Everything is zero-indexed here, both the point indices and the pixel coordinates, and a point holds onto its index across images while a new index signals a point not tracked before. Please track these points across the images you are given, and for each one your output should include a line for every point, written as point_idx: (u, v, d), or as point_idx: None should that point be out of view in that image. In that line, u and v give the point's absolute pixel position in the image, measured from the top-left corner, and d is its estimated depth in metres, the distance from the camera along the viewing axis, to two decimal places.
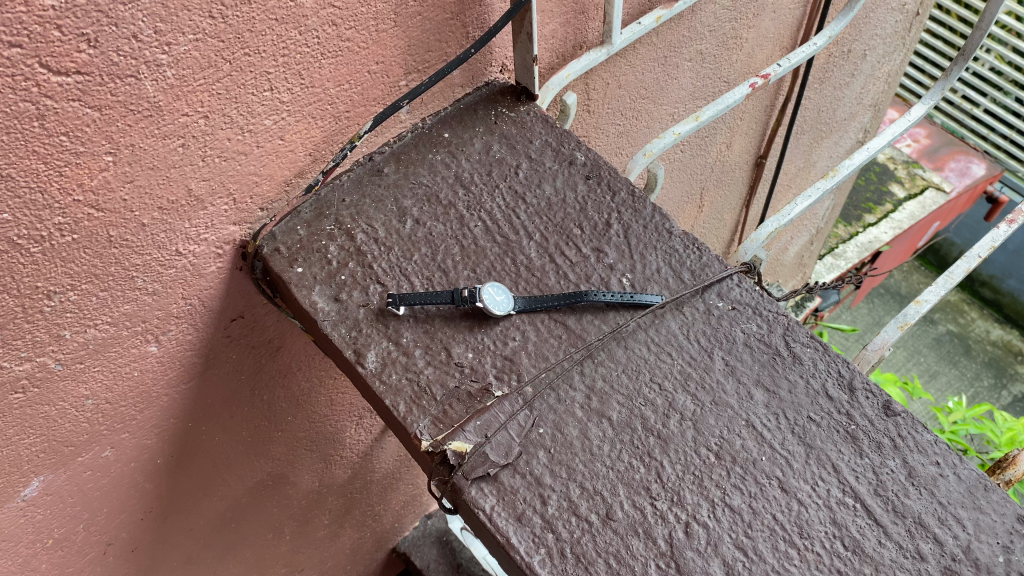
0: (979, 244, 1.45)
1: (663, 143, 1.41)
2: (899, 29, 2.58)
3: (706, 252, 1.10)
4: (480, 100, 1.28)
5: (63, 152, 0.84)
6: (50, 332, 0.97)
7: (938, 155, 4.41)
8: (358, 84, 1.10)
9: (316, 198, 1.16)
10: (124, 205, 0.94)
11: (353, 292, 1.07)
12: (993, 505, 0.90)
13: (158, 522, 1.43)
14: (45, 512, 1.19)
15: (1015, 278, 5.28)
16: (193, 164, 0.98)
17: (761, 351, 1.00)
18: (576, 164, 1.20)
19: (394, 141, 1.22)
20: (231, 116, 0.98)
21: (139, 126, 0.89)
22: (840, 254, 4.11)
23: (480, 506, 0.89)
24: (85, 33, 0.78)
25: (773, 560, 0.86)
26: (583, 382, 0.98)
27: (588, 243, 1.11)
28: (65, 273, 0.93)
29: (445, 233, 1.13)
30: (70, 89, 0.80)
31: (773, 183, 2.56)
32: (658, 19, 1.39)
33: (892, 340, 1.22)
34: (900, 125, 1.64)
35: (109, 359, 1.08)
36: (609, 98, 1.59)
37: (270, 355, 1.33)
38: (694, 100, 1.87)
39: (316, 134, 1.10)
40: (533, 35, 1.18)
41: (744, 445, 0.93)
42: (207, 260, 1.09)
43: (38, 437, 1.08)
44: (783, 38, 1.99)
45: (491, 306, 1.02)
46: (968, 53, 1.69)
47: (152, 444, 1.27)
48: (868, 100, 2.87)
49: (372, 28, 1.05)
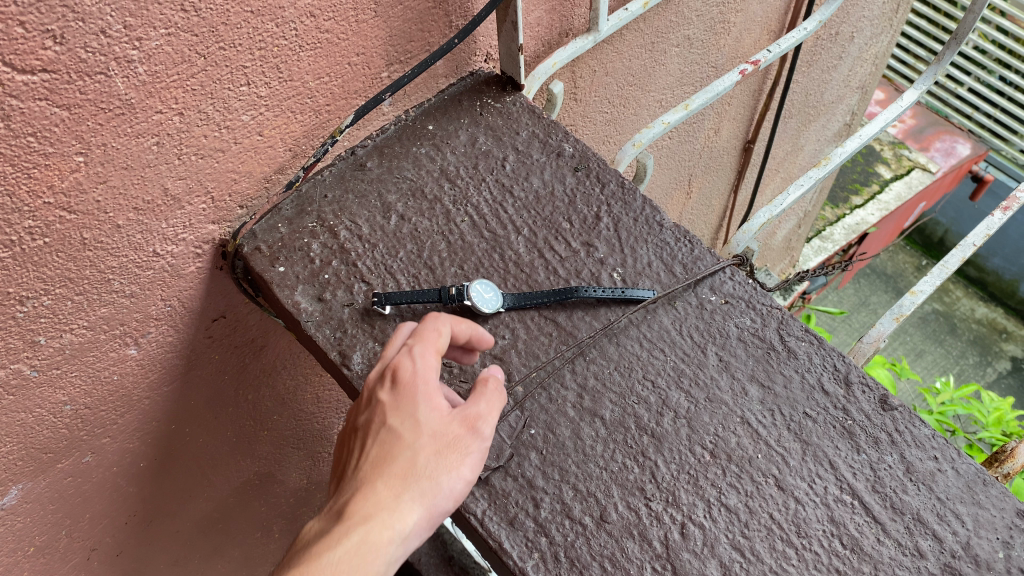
0: (973, 233, 1.42)
1: (653, 133, 1.37)
2: (886, 10, 2.54)
3: (698, 244, 1.08)
4: (465, 91, 1.24)
5: (31, 153, 0.80)
6: (24, 339, 0.94)
7: (923, 135, 4.41)
8: (338, 77, 1.07)
9: (297, 195, 1.13)
10: (98, 206, 0.90)
11: (337, 291, 1.05)
12: (993, 500, 0.88)
13: (143, 525, 1.40)
14: (25, 520, 1.16)
15: (999, 257, 5.33)
16: (168, 163, 0.94)
17: (756, 346, 0.98)
18: (564, 155, 1.17)
19: (377, 134, 1.19)
20: (207, 113, 0.95)
21: (111, 124, 0.86)
22: (827, 237, 4.13)
23: (471, 511, 0.87)
24: (51, 29, 0.74)
25: (770, 560, 0.85)
26: (575, 381, 0.96)
27: (578, 237, 1.09)
28: (37, 278, 0.89)
29: (430, 228, 1.10)
30: (36, 88, 0.76)
31: (762, 167, 2.53)
32: (645, 5, 1.34)
33: (887, 332, 1.18)
34: (891, 113, 1.61)
35: (86, 364, 1.04)
36: (597, 86, 1.56)
37: (253, 354, 1.30)
38: (682, 86, 1.85)
39: (296, 129, 1.07)
40: (518, 24, 1.14)
41: (739, 442, 0.91)
42: (186, 260, 1.06)
43: (15, 445, 1.04)
44: (771, 22, 1.95)
45: (482, 306, 0.99)
46: (961, 38, 1.66)
47: (135, 448, 1.24)
48: (855, 82, 2.85)
49: (352, 18, 1.02)
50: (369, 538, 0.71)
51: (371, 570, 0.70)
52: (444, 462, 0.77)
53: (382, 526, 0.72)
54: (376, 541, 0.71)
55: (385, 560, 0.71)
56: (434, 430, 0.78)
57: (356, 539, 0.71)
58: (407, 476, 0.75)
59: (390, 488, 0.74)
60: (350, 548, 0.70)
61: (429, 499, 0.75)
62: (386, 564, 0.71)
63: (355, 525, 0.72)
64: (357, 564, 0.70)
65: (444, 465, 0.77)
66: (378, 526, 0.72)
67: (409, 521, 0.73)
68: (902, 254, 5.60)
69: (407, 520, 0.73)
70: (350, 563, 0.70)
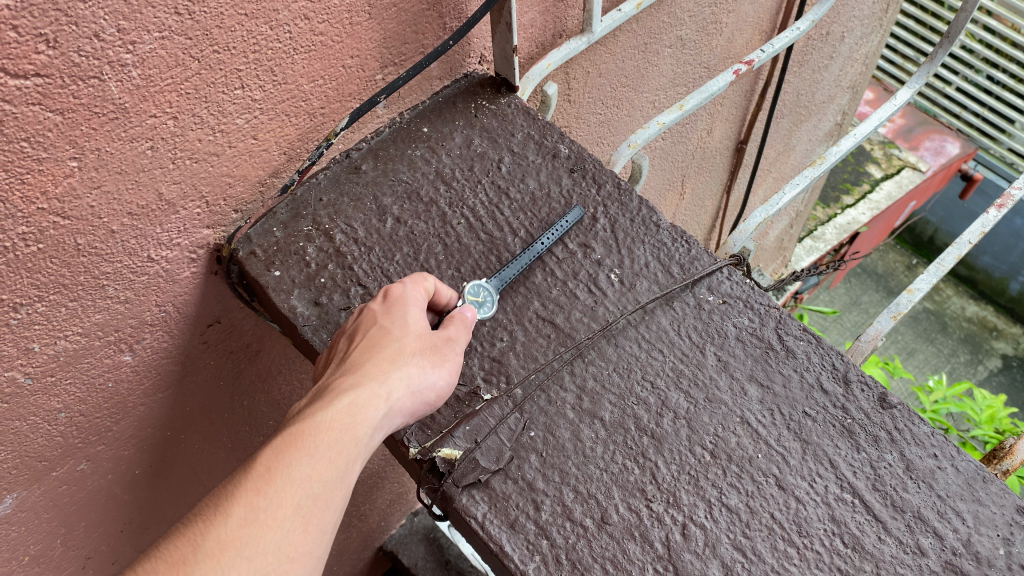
0: (968, 231, 1.42)
1: (647, 133, 1.37)
2: (875, 10, 2.56)
3: (695, 244, 1.07)
4: (459, 93, 1.24)
5: (24, 158, 0.79)
6: (18, 346, 0.93)
7: (914, 135, 4.43)
8: (333, 79, 1.06)
9: (292, 198, 1.13)
10: (92, 212, 0.90)
11: (333, 295, 1.06)
12: (992, 497, 0.88)
13: (139, 533, 1.38)
14: (20, 528, 1.15)
15: (990, 255, 5.36)
16: (162, 168, 0.94)
17: (754, 345, 0.98)
18: (560, 157, 1.17)
19: (372, 137, 1.18)
20: (201, 117, 0.94)
21: (104, 129, 0.85)
22: (820, 236, 4.13)
23: (471, 514, 0.87)
24: (44, 33, 0.74)
25: (772, 560, 0.85)
26: (574, 382, 0.96)
27: (575, 238, 1.08)
28: (31, 284, 0.89)
29: (427, 231, 1.11)
30: (29, 93, 0.75)
31: (755, 167, 2.54)
32: (638, 6, 1.35)
33: (885, 331, 1.18)
34: (884, 112, 1.61)
35: (81, 371, 1.03)
36: (590, 87, 1.56)
37: (249, 359, 1.29)
38: (675, 87, 1.85)
39: (290, 132, 1.06)
40: (512, 26, 1.14)
41: (739, 442, 0.91)
42: (180, 265, 1.05)
43: (9, 454, 1.03)
44: (762, 22, 1.95)
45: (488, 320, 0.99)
46: (952, 37, 1.67)
47: (130, 455, 1.23)
48: (846, 82, 2.86)
49: (346, 21, 1.01)
50: (357, 402, 0.83)
51: (360, 429, 0.82)
52: (426, 357, 0.89)
53: (369, 394, 0.83)
54: (364, 406, 0.83)
55: (371, 422, 0.83)
56: (416, 334, 0.90)
57: (348, 402, 0.82)
58: (393, 359, 0.87)
59: (377, 366, 0.86)
60: (342, 410, 0.82)
61: (411, 381, 0.87)
62: (372, 426, 0.83)
63: (347, 391, 0.83)
64: (349, 422, 0.81)
65: (427, 361, 0.89)
66: (367, 392, 0.83)
67: (394, 394, 0.85)
68: (892, 253, 5.63)
69: (392, 393, 0.85)
70: (341, 421, 0.81)
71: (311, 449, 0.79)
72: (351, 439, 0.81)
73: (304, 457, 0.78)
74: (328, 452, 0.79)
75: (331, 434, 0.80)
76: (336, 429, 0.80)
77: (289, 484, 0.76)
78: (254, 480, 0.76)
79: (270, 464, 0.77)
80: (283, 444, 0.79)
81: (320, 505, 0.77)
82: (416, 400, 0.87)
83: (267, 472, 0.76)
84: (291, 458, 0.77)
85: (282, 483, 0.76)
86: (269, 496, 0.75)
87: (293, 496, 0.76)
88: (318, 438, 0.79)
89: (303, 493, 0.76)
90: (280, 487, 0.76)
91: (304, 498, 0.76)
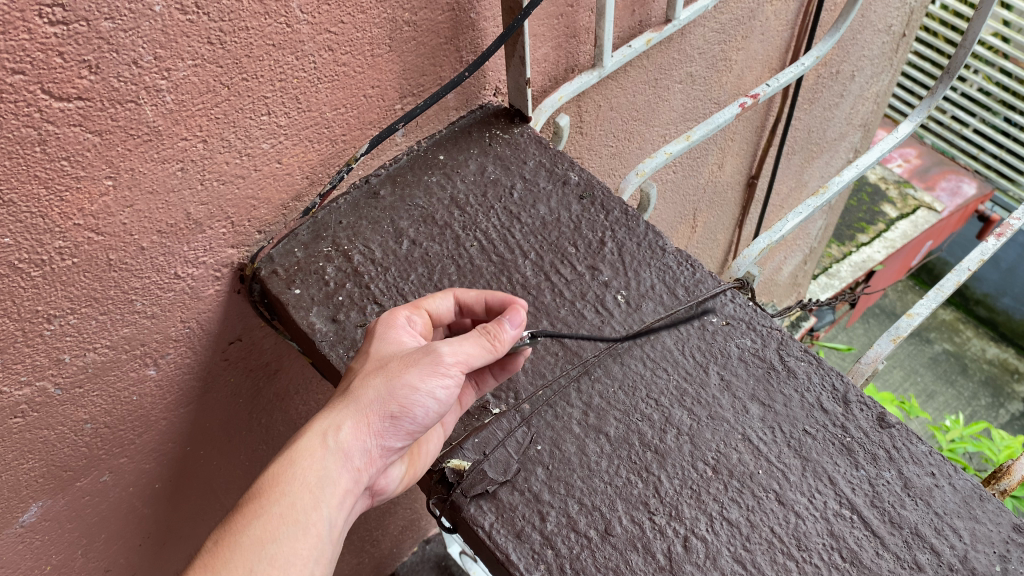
0: (968, 257, 1.44)
1: (655, 162, 1.41)
2: (886, 50, 2.62)
3: (699, 268, 1.11)
4: (475, 123, 1.30)
5: (64, 176, 0.85)
6: (50, 356, 0.98)
7: (929, 175, 4.46)
8: (355, 108, 1.12)
9: (313, 221, 1.19)
10: (124, 229, 0.95)
11: (350, 313, 1.12)
12: (989, 515, 0.90)
13: (156, 548, 1.41)
14: (43, 538, 1.18)
15: (1010, 296, 5.33)
16: (192, 188, 0.99)
17: (756, 365, 1.01)
18: (570, 183, 1.23)
19: (390, 164, 1.25)
20: (229, 140, 1.00)
21: (139, 150, 0.91)
22: (834, 275, 4.11)
23: (479, 524, 0.90)
24: (87, 59, 0.80)
25: (771, 572, 0.86)
26: (580, 399, 0.99)
27: (583, 261, 1.13)
28: (65, 297, 0.94)
29: (441, 252, 1.16)
30: (71, 114, 0.82)
31: (765, 202, 2.57)
32: (648, 42, 1.41)
33: (885, 353, 1.20)
34: (887, 143, 1.65)
35: (108, 383, 1.08)
36: (602, 120, 1.62)
37: (268, 377, 1.34)
38: (685, 121, 1.91)
39: (313, 158, 1.12)
40: (525, 59, 1.20)
41: (740, 458, 0.93)
42: (205, 283, 1.10)
43: (37, 462, 1.07)
44: (772, 60, 2.01)
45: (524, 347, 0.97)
46: (952, 72, 1.71)
47: (151, 468, 1.26)
48: (857, 120, 2.91)
49: (368, 53, 1.07)
50: (298, 450, 0.83)
51: (305, 476, 0.81)
52: (381, 375, 0.86)
53: (315, 435, 0.84)
54: (305, 453, 0.82)
55: (321, 464, 0.82)
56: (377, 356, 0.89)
57: (290, 453, 0.83)
58: (348, 391, 0.87)
59: (330, 404, 0.87)
60: (286, 463, 0.82)
61: (363, 408, 0.84)
62: (322, 467, 0.82)
63: (294, 439, 0.84)
64: (295, 471, 0.82)
65: (382, 378, 0.86)
66: (312, 434, 0.84)
67: (341, 427, 0.84)
68: (909, 292, 5.61)
69: (341, 427, 0.84)
70: (284, 474, 0.82)
71: (259, 511, 0.79)
72: (300, 487, 0.81)
73: (252, 520, 0.79)
74: (276, 509, 0.80)
75: (277, 489, 0.81)
76: (282, 482, 0.81)
77: (237, 552, 0.76)
78: (203, 560, 0.77)
79: (218, 538, 0.78)
80: (235, 515, 0.80)
81: (278, 564, 0.77)
82: (375, 425, 0.85)
83: (215, 547, 0.77)
84: (238, 526, 0.78)
85: (228, 555, 0.76)
86: (218, 570, 0.75)
87: (245, 561, 0.76)
88: (265, 498, 0.80)
89: (254, 557, 0.76)
90: (229, 558, 0.76)
91: (258, 562, 0.76)
